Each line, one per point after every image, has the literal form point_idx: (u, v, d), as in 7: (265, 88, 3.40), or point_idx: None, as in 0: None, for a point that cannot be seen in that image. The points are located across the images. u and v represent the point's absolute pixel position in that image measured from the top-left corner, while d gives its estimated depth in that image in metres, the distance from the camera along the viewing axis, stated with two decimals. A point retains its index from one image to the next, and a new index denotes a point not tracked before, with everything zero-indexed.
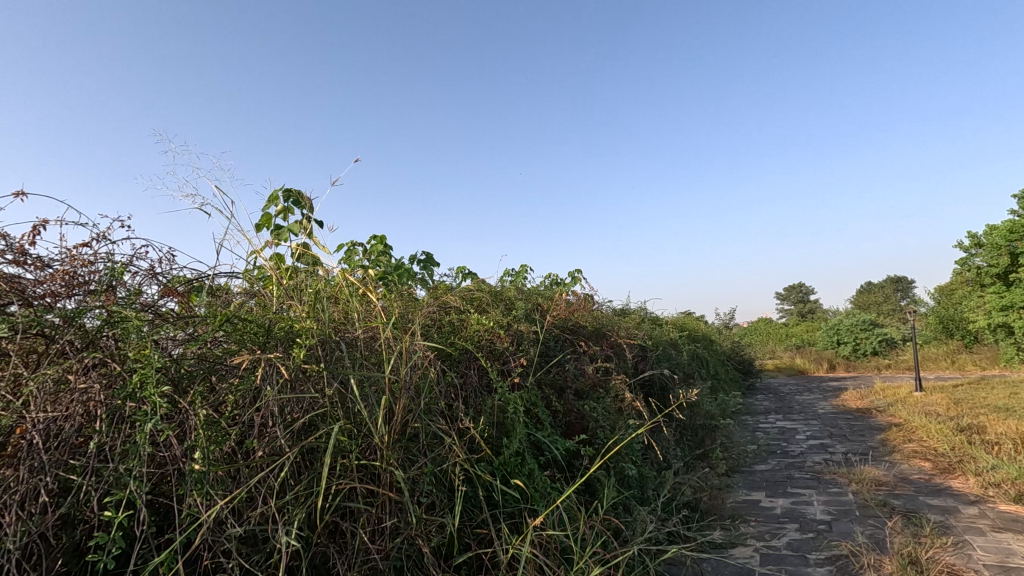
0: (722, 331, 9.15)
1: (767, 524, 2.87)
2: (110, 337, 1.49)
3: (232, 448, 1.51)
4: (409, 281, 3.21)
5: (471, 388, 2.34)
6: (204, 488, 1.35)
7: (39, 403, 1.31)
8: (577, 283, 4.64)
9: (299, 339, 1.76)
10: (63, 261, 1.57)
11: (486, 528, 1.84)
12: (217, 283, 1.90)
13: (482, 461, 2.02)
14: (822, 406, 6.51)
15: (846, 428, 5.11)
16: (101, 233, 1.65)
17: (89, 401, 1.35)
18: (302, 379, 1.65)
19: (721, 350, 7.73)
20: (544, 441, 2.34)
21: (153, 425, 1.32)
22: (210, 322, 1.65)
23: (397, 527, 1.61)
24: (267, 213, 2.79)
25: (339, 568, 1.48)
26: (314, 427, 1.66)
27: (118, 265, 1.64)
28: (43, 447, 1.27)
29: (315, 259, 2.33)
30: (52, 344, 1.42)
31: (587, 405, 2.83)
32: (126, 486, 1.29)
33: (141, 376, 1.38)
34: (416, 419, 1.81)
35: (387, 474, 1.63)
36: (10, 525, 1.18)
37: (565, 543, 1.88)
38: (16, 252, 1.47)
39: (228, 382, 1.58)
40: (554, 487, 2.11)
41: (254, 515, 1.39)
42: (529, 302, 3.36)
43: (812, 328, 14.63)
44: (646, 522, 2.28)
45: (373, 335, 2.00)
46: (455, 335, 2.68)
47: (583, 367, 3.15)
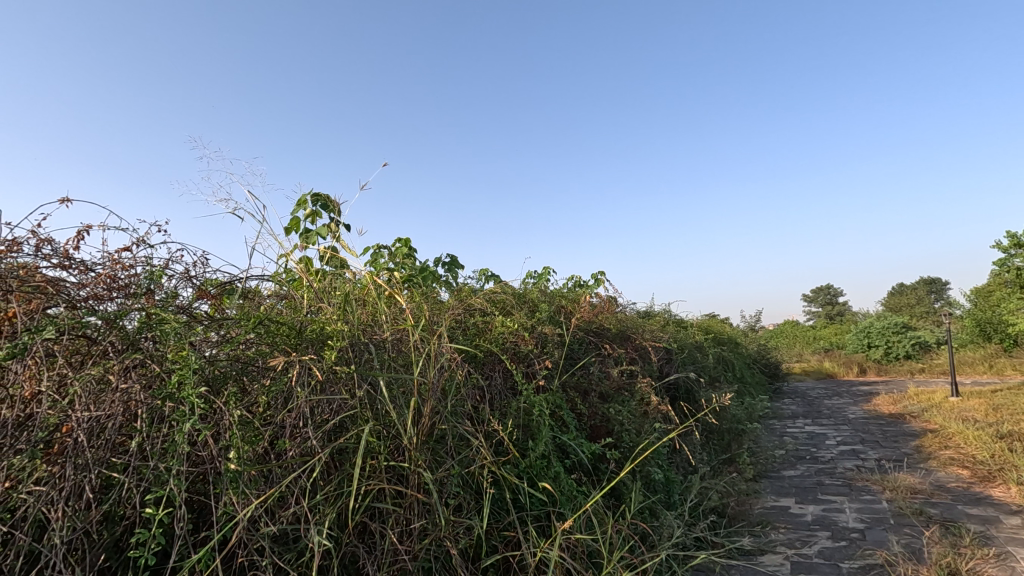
0: (748, 334, 9.02)
1: (797, 531, 2.81)
2: (148, 339, 1.53)
3: (265, 449, 1.53)
4: (434, 283, 3.24)
5: (496, 390, 2.35)
6: (238, 488, 1.38)
7: (84, 403, 1.36)
8: (600, 285, 4.63)
9: (330, 341, 1.81)
10: (105, 265, 1.62)
11: (513, 530, 1.84)
12: (249, 286, 1.94)
13: (508, 464, 2.02)
14: (853, 411, 6.34)
15: (879, 434, 4.96)
16: (140, 238, 1.71)
17: (130, 401, 1.40)
18: (333, 380, 1.69)
19: (746, 352, 7.60)
20: (569, 444, 2.34)
21: (191, 425, 1.36)
22: (243, 325, 1.69)
23: (425, 528, 1.62)
24: (295, 217, 2.85)
25: (369, 568, 1.49)
26: (344, 429, 1.68)
27: (157, 268, 1.69)
28: (87, 445, 1.31)
29: (342, 262, 2.37)
30: (95, 346, 1.47)
31: (612, 408, 2.81)
32: (166, 484, 1.33)
33: (179, 377, 1.43)
34: (443, 420, 1.82)
35: (415, 476, 1.65)
36: (57, 520, 1.22)
37: (593, 548, 1.86)
38: (60, 256, 1.52)
39: (260, 383, 1.62)
40: (581, 491, 2.10)
41: (287, 515, 1.42)
42: (553, 304, 3.37)
43: (840, 330, 14.28)
44: (674, 526, 2.25)
45: (401, 337, 2.02)
46: (480, 337, 2.69)
47: (608, 370, 3.15)
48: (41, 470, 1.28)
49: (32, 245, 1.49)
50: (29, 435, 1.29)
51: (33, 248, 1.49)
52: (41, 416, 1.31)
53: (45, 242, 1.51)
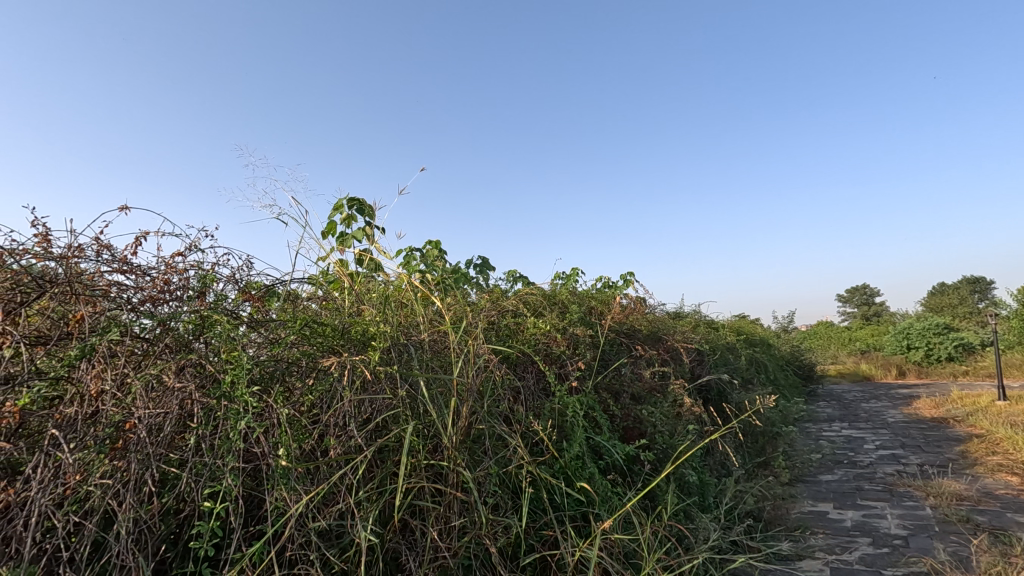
0: (781, 335, 8.85)
1: (837, 537, 2.75)
2: (200, 340, 1.61)
3: (312, 447, 1.59)
4: (466, 284, 3.27)
5: (530, 390, 2.37)
6: (289, 483, 1.42)
7: (145, 401, 1.42)
8: (629, 286, 4.60)
9: (371, 343, 1.88)
10: (159, 268, 1.69)
11: (551, 530, 1.85)
12: (290, 289, 2.01)
13: (544, 464, 2.04)
14: (892, 414, 6.15)
15: (921, 438, 4.81)
16: (191, 243, 1.78)
17: (186, 399, 1.46)
18: (375, 380, 1.74)
19: (779, 353, 7.46)
20: (603, 445, 2.34)
21: (245, 423, 1.43)
22: (289, 326, 1.76)
23: (464, 527, 1.65)
24: (331, 221, 2.92)
25: (412, 564, 1.52)
26: (386, 428, 1.73)
27: (207, 272, 1.76)
28: (149, 441, 1.37)
29: (377, 265, 2.44)
30: (151, 347, 1.54)
31: (645, 410, 2.80)
32: (222, 480, 1.40)
33: (233, 376, 1.50)
34: (480, 420, 1.86)
35: (454, 475, 1.68)
36: (122, 511, 1.29)
37: (630, 548, 1.86)
38: (119, 261, 1.60)
39: (305, 383, 1.68)
40: (616, 492, 2.10)
41: (334, 511, 1.46)
42: (584, 305, 3.38)
43: (878, 331, 13.85)
44: (710, 529, 2.23)
45: (438, 337, 2.06)
46: (512, 339, 2.72)
47: (640, 372, 3.14)
48: (106, 464, 1.35)
49: (94, 250, 1.57)
50: (95, 431, 1.36)
51: (94, 254, 1.57)
52: (106, 414, 1.38)
53: (105, 248, 1.59)
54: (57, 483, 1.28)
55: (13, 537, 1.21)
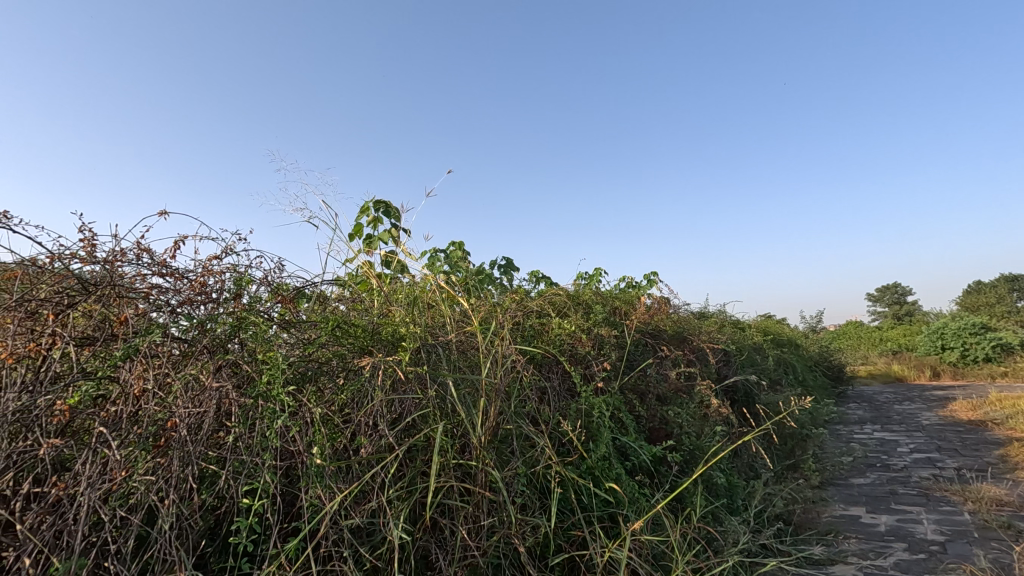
0: (809, 335, 8.69)
1: (870, 542, 2.69)
2: (237, 340, 1.65)
3: (345, 446, 1.62)
4: (490, 285, 3.29)
5: (556, 390, 2.38)
6: (323, 482, 1.45)
7: (186, 400, 1.47)
8: (653, 285, 4.57)
9: (400, 343, 1.91)
10: (197, 271, 1.74)
11: (579, 530, 1.84)
12: (320, 290, 2.05)
13: (571, 464, 2.05)
14: (927, 417, 5.97)
15: (958, 442, 4.67)
16: (226, 247, 1.83)
17: (225, 398, 1.50)
18: (405, 380, 1.77)
19: (807, 354, 7.32)
20: (630, 446, 2.33)
21: (282, 422, 1.47)
22: (321, 327, 1.80)
23: (493, 526, 1.67)
24: (358, 223, 2.96)
25: (442, 562, 1.54)
26: (415, 428, 1.75)
27: (242, 274, 1.81)
28: (190, 439, 1.41)
29: (404, 266, 2.47)
30: (190, 348, 1.59)
31: (671, 411, 2.78)
32: (260, 477, 1.43)
33: (270, 376, 1.54)
34: (507, 420, 1.88)
35: (483, 474, 1.70)
36: (165, 506, 1.33)
37: (659, 550, 1.85)
38: (159, 264, 1.65)
39: (338, 383, 1.72)
40: (644, 493, 2.09)
41: (367, 510, 1.48)
42: (608, 305, 3.37)
43: (910, 331, 13.45)
44: (740, 532, 2.20)
45: (466, 338, 2.08)
46: (537, 339, 2.73)
47: (666, 372, 3.12)
48: (149, 461, 1.40)
49: (135, 254, 1.63)
50: (139, 428, 1.41)
51: (135, 258, 1.62)
52: (149, 413, 1.43)
53: (145, 251, 1.64)
54: (104, 478, 1.33)
55: (64, 530, 1.27)
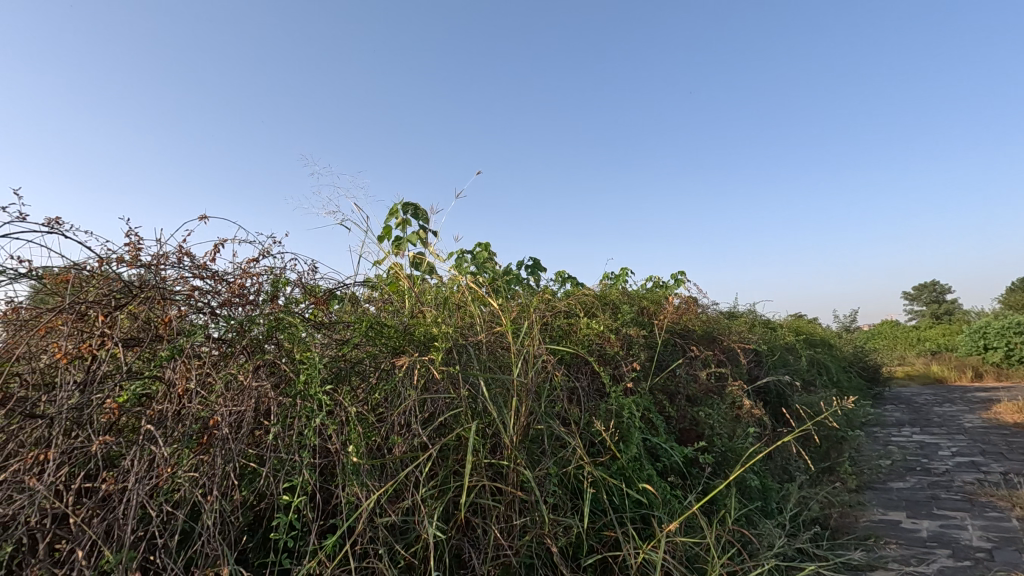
0: (842, 335, 8.47)
1: (912, 548, 2.60)
2: (274, 341, 1.69)
3: (379, 444, 1.64)
4: (517, 285, 3.30)
5: (585, 391, 2.37)
6: (359, 480, 1.48)
7: (227, 399, 1.51)
8: (681, 284, 4.52)
9: (432, 343, 1.93)
10: (235, 273, 1.79)
11: (611, 531, 1.83)
12: (351, 292, 2.08)
13: (602, 464, 2.04)
14: (969, 419, 5.75)
15: (1004, 445, 4.49)
16: (263, 249, 1.87)
17: (264, 397, 1.54)
18: (437, 380, 1.79)
19: (842, 354, 7.12)
20: (660, 447, 2.31)
21: (319, 420, 1.50)
22: (355, 328, 1.83)
23: (526, 525, 1.67)
24: (387, 225, 3.00)
25: (476, 561, 1.54)
26: (447, 427, 1.77)
27: (278, 277, 1.85)
28: (232, 437, 1.45)
29: (432, 268, 2.50)
30: (230, 348, 1.63)
31: (702, 412, 2.75)
32: (298, 474, 1.47)
33: (307, 376, 1.58)
34: (538, 420, 1.88)
35: (515, 474, 1.70)
36: (209, 502, 1.37)
37: (693, 552, 1.82)
38: (199, 267, 1.70)
39: (371, 383, 1.75)
40: (676, 495, 2.06)
41: (402, 508, 1.50)
42: (636, 305, 3.34)
43: (950, 331, 12.97)
44: (775, 535, 2.15)
45: (495, 338, 2.09)
46: (565, 339, 2.73)
47: (696, 372, 3.07)
48: (193, 459, 1.44)
49: (176, 257, 1.68)
50: (183, 427, 1.46)
51: (177, 261, 1.67)
52: (192, 411, 1.47)
53: (186, 255, 1.70)
54: (151, 474, 1.37)
55: (114, 523, 1.31)
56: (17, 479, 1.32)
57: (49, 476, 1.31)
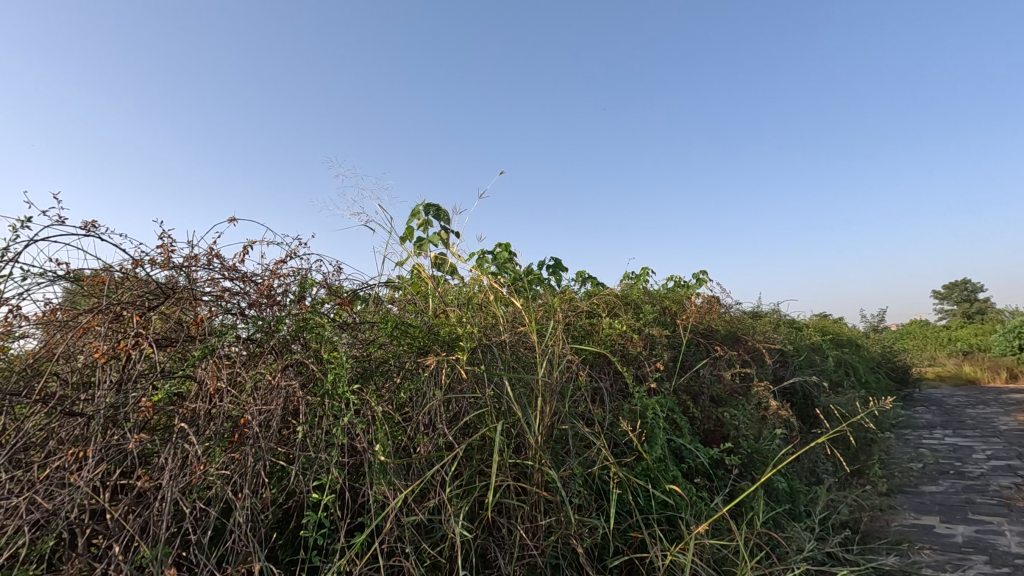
0: (869, 335, 8.29)
1: (947, 553, 2.53)
2: (301, 341, 1.71)
3: (405, 444, 1.66)
4: (538, 285, 3.29)
5: (608, 391, 2.36)
6: (387, 479, 1.49)
7: (257, 398, 1.53)
8: (703, 284, 4.46)
9: (456, 343, 1.94)
10: (263, 275, 1.82)
11: (637, 532, 1.81)
12: (374, 293, 2.10)
13: (627, 465, 2.02)
14: (1005, 422, 5.57)
15: None
16: (290, 251, 1.90)
17: (293, 396, 1.56)
18: (462, 380, 1.80)
19: (869, 354, 6.97)
20: (685, 448, 2.28)
21: (348, 419, 1.52)
22: (380, 328, 1.85)
23: (551, 526, 1.66)
24: (408, 226, 3.02)
25: (501, 561, 1.54)
26: (472, 427, 1.78)
27: (305, 278, 1.88)
28: (262, 435, 1.47)
29: (454, 269, 2.51)
30: (259, 348, 1.66)
31: (727, 413, 2.71)
32: (328, 472, 1.48)
33: (335, 375, 1.59)
34: (562, 420, 1.87)
35: (540, 474, 1.70)
36: (239, 500, 1.39)
37: (721, 555, 1.80)
38: (228, 268, 1.73)
39: (396, 383, 1.76)
40: (702, 496, 2.03)
41: (429, 507, 1.51)
42: (658, 305, 3.31)
43: (983, 331, 12.60)
44: (805, 539, 2.10)
45: (518, 338, 2.09)
46: (588, 339, 2.72)
47: (720, 373, 3.03)
48: (225, 457, 1.46)
49: (207, 259, 1.71)
50: (214, 425, 1.49)
51: (207, 263, 1.71)
52: (224, 410, 1.50)
53: (215, 256, 1.73)
54: (185, 472, 1.40)
55: (150, 520, 1.34)
56: (57, 475, 1.35)
57: (88, 472, 1.34)
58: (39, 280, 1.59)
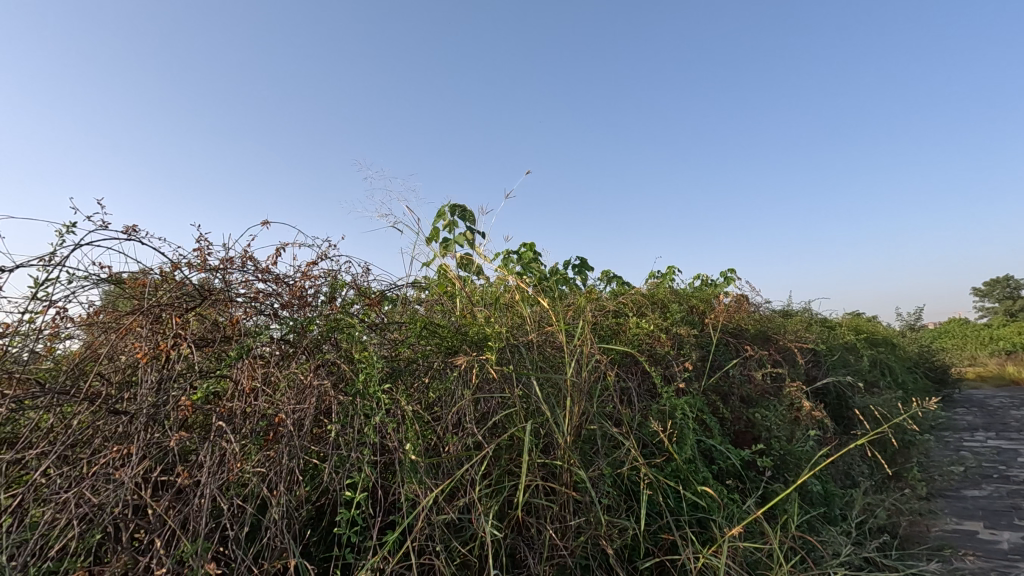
0: (906, 334, 8.03)
1: (992, 561, 2.43)
2: (333, 341, 1.74)
3: (435, 443, 1.67)
4: (563, 284, 3.28)
5: (636, 391, 2.34)
6: (417, 477, 1.50)
7: (291, 397, 1.56)
8: (732, 282, 4.39)
9: (484, 344, 1.95)
10: (295, 276, 1.85)
11: (668, 534, 1.79)
12: (402, 294, 2.13)
13: (655, 466, 2.00)
14: None
15: None
16: (321, 253, 1.93)
17: (325, 395, 1.59)
18: (490, 381, 1.81)
19: (906, 354, 6.76)
20: (716, 449, 2.24)
21: (379, 418, 1.54)
22: (409, 328, 1.87)
23: (580, 527, 1.66)
24: (435, 227, 3.05)
25: (531, 561, 1.54)
26: (501, 427, 1.78)
27: (336, 279, 1.91)
28: (296, 433, 1.50)
29: (479, 269, 2.52)
30: (292, 348, 1.69)
31: (758, 413, 2.66)
32: (360, 471, 1.51)
33: (366, 375, 1.62)
34: (591, 421, 1.86)
35: (569, 475, 1.69)
36: (275, 497, 1.42)
37: (754, 558, 1.76)
38: (262, 270, 1.77)
39: (426, 382, 1.78)
40: (734, 498, 1.99)
41: (459, 506, 1.52)
42: (686, 304, 3.27)
43: None
44: (842, 543, 2.05)
45: (546, 338, 2.09)
46: (615, 339, 2.70)
47: (750, 373, 2.98)
48: (260, 455, 1.49)
49: (242, 262, 1.76)
50: (250, 424, 1.52)
51: (242, 266, 1.75)
52: (259, 409, 1.53)
53: (250, 258, 1.77)
54: (223, 469, 1.43)
55: (190, 516, 1.37)
56: (103, 471, 1.40)
57: (132, 468, 1.39)
58: (84, 282, 1.65)
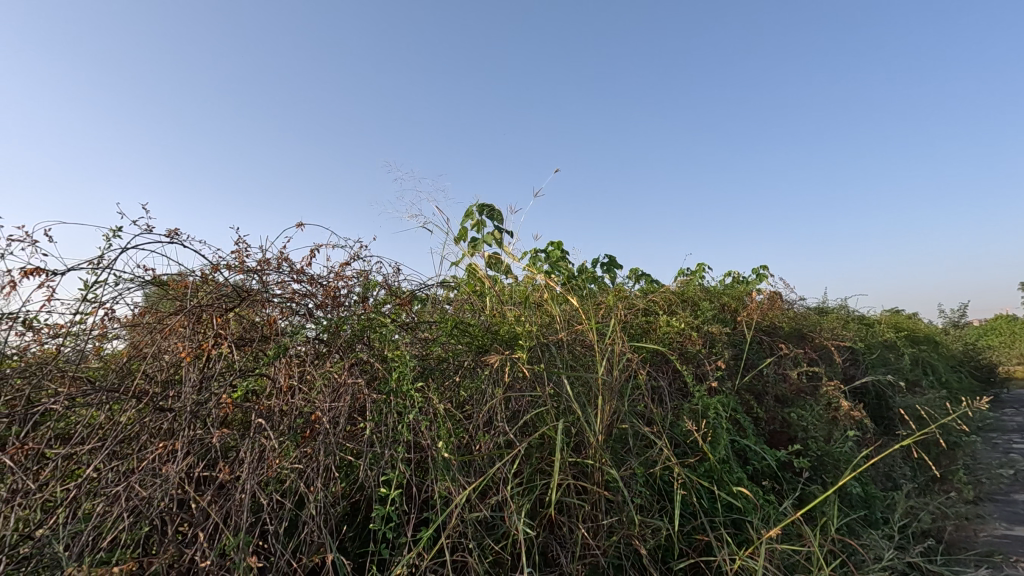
0: (950, 332, 7.72)
1: None
2: (365, 340, 1.77)
3: (466, 442, 1.68)
4: (592, 283, 3.26)
5: (667, 389, 2.31)
6: (450, 475, 1.52)
7: (327, 394, 1.60)
8: (764, 279, 4.30)
9: (513, 343, 1.95)
10: (328, 277, 1.89)
11: (702, 535, 1.76)
12: (432, 293, 2.15)
13: (688, 466, 1.97)
14: None
15: None
16: (353, 253, 1.97)
17: (360, 393, 1.62)
18: (521, 380, 1.81)
19: (950, 352, 6.50)
20: (751, 449, 2.20)
21: (412, 416, 1.56)
22: (439, 327, 1.88)
23: (613, 526, 1.65)
24: (462, 227, 3.06)
25: (564, 560, 1.53)
26: (531, 426, 1.79)
27: (369, 279, 1.94)
28: (331, 430, 1.53)
29: (508, 268, 2.52)
30: (327, 347, 1.73)
31: (793, 413, 2.60)
32: (394, 468, 1.53)
33: (399, 373, 1.64)
34: (622, 420, 1.85)
35: (601, 474, 1.68)
36: (312, 493, 1.44)
37: (792, 561, 1.72)
38: (297, 271, 1.81)
39: (456, 381, 1.79)
40: (770, 499, 1.95)
41: (491, 504, 1.52)
42: (717, 302, 3.22)
43: None
44: (884, 547, 1.98)
45: (575, 337, 2.08)
46: (645, 337, 2.67)
47: (785, 371, 2.91)
48: (297, 452, 1.52)
49: (277, 263, 1.80)
50: (288, 421, 1.55)
51: (278, 267, 1.79)
52: (296, 406, 1.57)
53: (285, 259, 1.81)
54: (262, 465, 1.47)
55: (231, 510, 1.41)
56: (150, 466, 1.45)
57: (177, 463, 1.43)
58: (129, 285, 1.72)
